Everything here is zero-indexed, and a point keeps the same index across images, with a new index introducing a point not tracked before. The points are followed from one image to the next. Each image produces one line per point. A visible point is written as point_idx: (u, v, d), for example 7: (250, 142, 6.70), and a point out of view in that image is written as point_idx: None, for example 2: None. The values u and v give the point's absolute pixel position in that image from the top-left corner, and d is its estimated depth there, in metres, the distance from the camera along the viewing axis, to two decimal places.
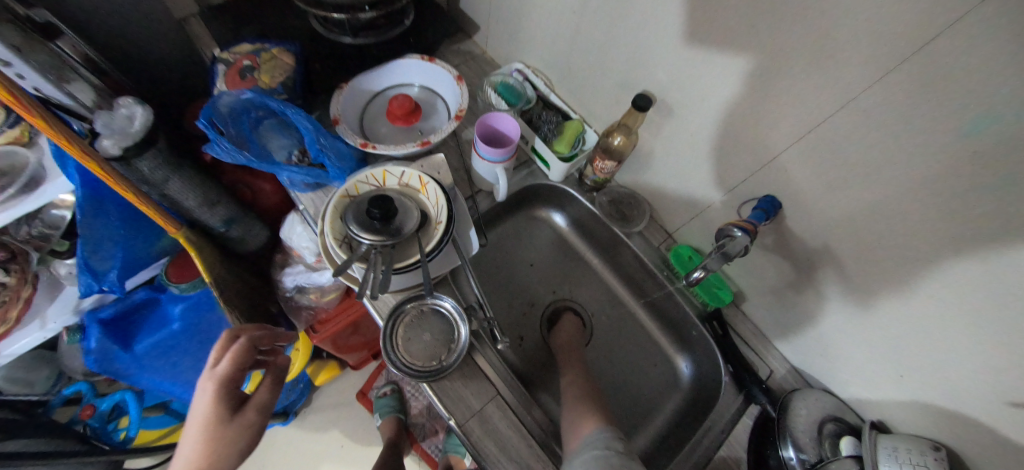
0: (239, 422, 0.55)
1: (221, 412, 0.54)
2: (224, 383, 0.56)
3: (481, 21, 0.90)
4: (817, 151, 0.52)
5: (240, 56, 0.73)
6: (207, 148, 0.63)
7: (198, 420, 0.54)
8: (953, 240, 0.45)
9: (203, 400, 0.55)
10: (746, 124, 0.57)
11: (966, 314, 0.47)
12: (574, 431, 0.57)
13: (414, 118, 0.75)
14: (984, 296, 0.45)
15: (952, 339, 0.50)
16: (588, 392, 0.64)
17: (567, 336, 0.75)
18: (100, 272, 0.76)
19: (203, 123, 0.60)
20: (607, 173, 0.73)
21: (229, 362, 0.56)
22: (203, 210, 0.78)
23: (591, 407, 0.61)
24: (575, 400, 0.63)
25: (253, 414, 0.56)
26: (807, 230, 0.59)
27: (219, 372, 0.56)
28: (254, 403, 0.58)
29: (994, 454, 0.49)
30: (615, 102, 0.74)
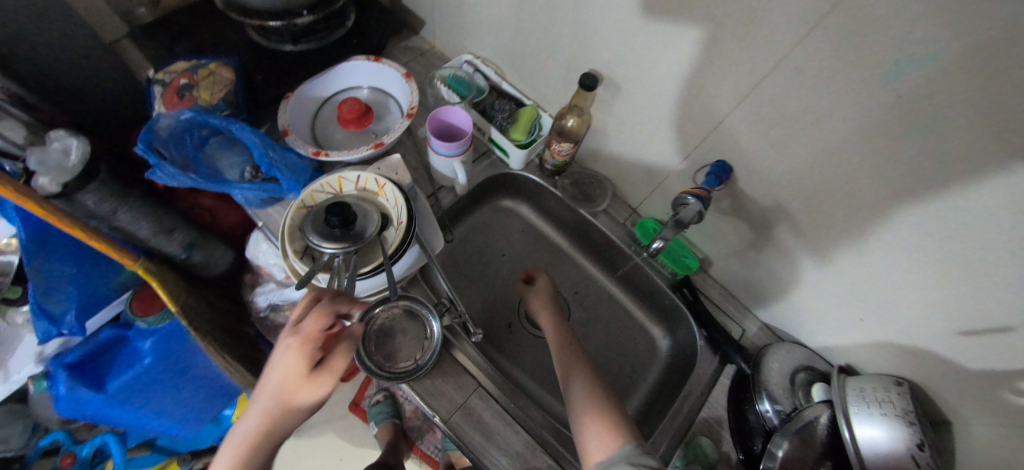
0: (310, 390, 0.48)
1: (299, 376, 0.47)
2: (306, 347, 0.48)
3: (425, 16, 0.88)
4: (759, 110, 0.53)
5: (177, 74, 0.69)
6: (151, 174, 0.61)
7: (273, 384, 0.47)
8: (891, 183, 0.47)
9: (282, 360, 0.48)
10: (691, 93, 0.58)
11: (911, 253, 0.50)
12: (591, 435, 0.51)
13: (366, 121, 0.74)
14: (923, 234, 0.48)
15: (902, 278, 0.52)
16: (592, 377, 0.58)
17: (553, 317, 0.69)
18: (56, 315, 0.73)
19: (142, 148, 0.58)
20: (565, 154, 0.73)
21: (315, 324, 0.48)
22: (159, 238, 0.75)
23: (599, 398, 0.55)
24: (578, 387, 0.57)
25: (329, 383, 0.49)
26: (759, 190, 0.60)
27: (304, 333, 0.48)
28: (329, 370, 0.50)
29: (951, 383, 0.52)
30: (565, 84, 0.74)
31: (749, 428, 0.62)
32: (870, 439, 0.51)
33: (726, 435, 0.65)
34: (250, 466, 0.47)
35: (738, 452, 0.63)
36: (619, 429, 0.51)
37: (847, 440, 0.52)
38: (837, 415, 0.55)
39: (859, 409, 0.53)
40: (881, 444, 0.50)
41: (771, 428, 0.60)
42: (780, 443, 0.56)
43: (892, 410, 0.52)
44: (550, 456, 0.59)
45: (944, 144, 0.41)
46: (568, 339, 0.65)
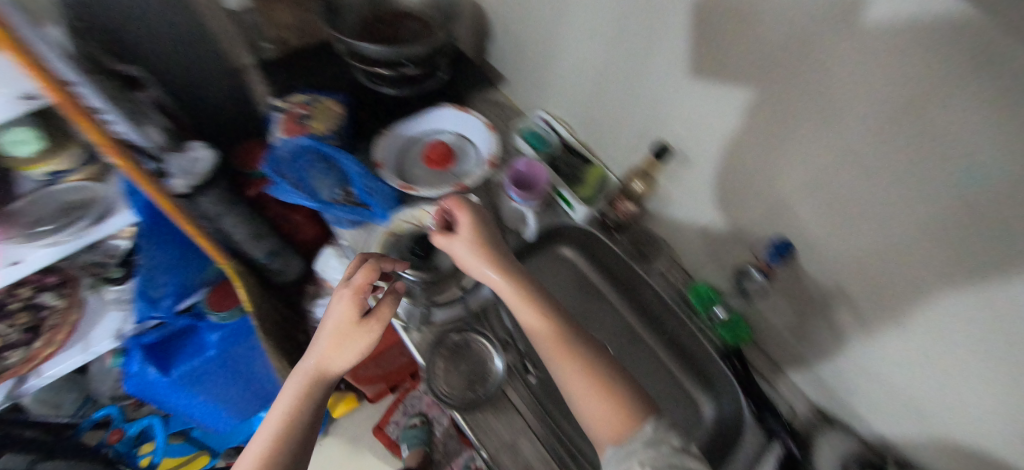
0: (361, 331, 0.56)
1: (351, 318, 0.55)
2: (357, 293, 0.56)
3: (507, 74, 0.98)
4: (824, 201, 0.55)
5: (294, 104, 0.79)
6: (270, 189, 0.70)
7: (330, 327, 0.55)
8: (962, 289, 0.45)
9: (338, 307, 0.56)
10: (758, 172, 0.61)
11: (977, 355, 0.48)
12: (595, 417, 0.46)
13: (449, 162, 0.82)
14: (991, 342, 0.46)
15: (964, 378, 0.51)
16: (572, 350, 0.51)
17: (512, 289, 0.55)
18: (156, 298, 0.85)
19: (269, 170, 0.72)
20: (629, 213, 0.80)
21: (364, 274, 0.57)
22: (249, 242, 0.84)
23: (586, 368, 0.49)
24: (563, 366, 0.50)
25: (377, 325, 0.56)
26: (822, 272, 0.61)
27: (355, 283, 0.57)
28: (377, 316, 0.57)
29: None
30: (634, 150, 0.79)
31: None
32: None
33: None
34: (311, 397, 0.55)
35: None
36: (618, 401, 0.47)
37: None
38: None
39: None
40: None
41: None
42: None
43: None
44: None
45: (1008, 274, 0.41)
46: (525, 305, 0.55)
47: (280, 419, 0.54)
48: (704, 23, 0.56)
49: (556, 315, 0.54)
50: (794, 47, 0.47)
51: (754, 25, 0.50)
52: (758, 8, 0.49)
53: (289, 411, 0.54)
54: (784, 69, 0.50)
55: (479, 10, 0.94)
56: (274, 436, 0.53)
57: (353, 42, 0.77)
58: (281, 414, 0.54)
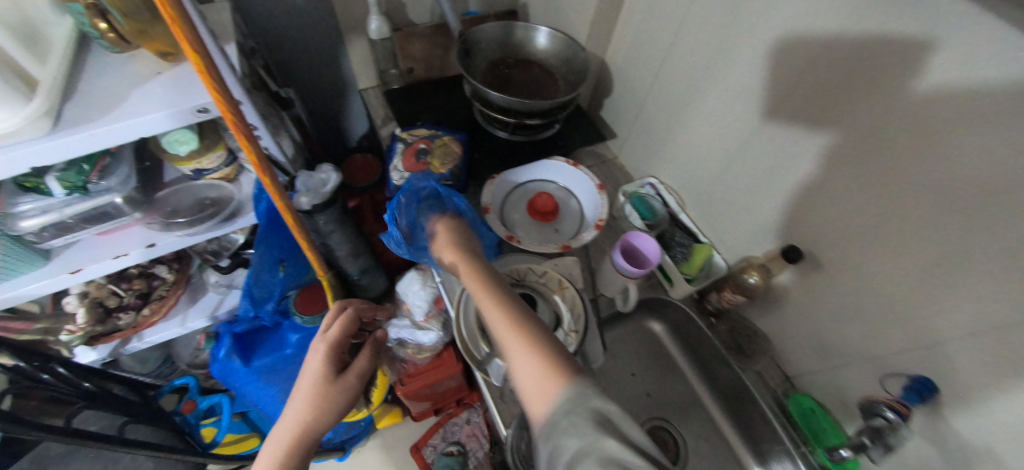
0: (338, 384, 0.63)
1: (329, 371, 0.63)
2: (333, 346, 0.65)
3: (620, 132, 0.97)
4: (993, 360, 0.46)
5: (418, 138, 0.83)
6: (383, 234, 0.75)
7: (309, 376, 0.62)
8: None
9: (314, 361, 0.63)
10: (908, 298, 0.53)
11: None
12: (524, 377, 0.45)
13: (552, 216, 0.81)
14: None
15: None
16: (509, 315, 0.50)
17: (470, 269, 0.58)
18: (258, 300, 0.92)
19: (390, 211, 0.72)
20: (735, 303, 0.74)
21: (339, 328, 0.66)
22: (348, 259, 0.88)
23: (523, 332, 0.48)
24: (500, 330, 0.49)
25: (354, 377, 0.65)
26: (974, 431, 0.50)
27: (330, 337, 0.65)
28: (354, 369, 0.65)
29: None
30: (752, 237, 0.74)
31: None
32: None
33: None
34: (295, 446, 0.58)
35: None
36: (545, 361, 0.45)
37: None
38: None
39: None
40: None
41: None
42: None
43: None
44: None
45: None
46: (477, 278, 0.56)
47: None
48: (873, 136, 0.52)
49: (502, 288, 0.54)
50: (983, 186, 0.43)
51: (941, 152, 0.46)
52: (950, 135, 0.45)
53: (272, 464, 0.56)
54: (962, 205, 0.45)
55: (604, 68, 0.97)
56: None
57: (485, 89, 0.77)
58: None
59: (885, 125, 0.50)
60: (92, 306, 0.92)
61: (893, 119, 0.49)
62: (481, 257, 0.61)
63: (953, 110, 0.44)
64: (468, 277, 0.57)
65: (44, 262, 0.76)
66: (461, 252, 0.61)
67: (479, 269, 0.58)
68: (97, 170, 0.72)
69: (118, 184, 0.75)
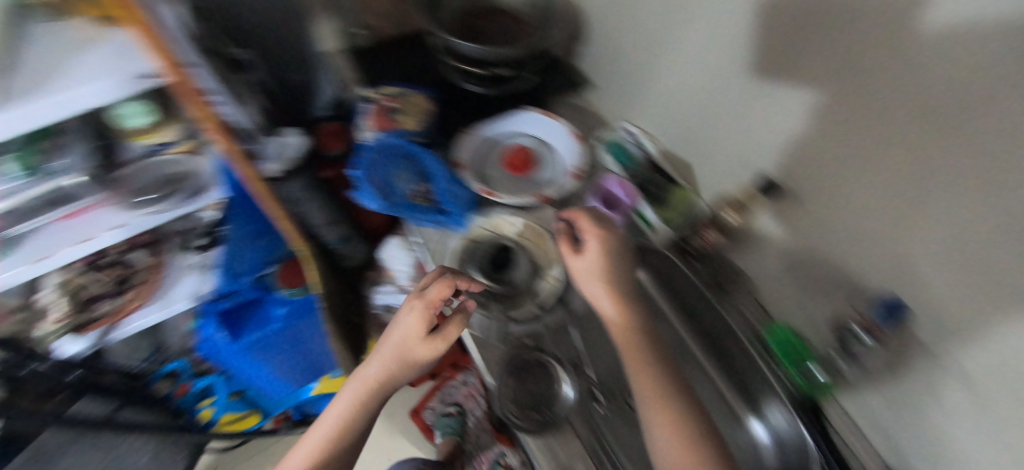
0: (426, 348, 0.59)
1: (419, 334, 0.59)
2: (427, 310, 0.59)
3: (597, 81, 0.94)
4: (959, 282, 0.46)
5: (383, 96, 0.79)
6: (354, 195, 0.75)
7: (399, 332, 0.59)
8: None
9: (407, 318, 0.59)
10: (873, 224, 0.53)
11: None
12: (672, 466, 0.46)
13: (529, 169, 0.81)
14: None
15: None
16: (665, 393, 0.50)
17: (631, 320, 0.56)
18: (236, 273, 0.96)
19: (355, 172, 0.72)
20: (712, 244, 0.75)
21: (436, 292, 0.59)
22: (325, 227, 0.87)
23: (678, 418, 0.48)
24: (650, 406, 0.50)
25: (442, 344, 0.60)
26: (932, 347, 0.52)
27: (427, 299, 0.59)
28: (445, 336, 0.60)
29: None
30: (727, 176, 0.74)
31: None
32: None
33: None
34: (371, 398, 0.60)
35: None
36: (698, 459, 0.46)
37: None
38: None
39: None
40: None
41: None
42: None
43: None
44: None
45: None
46: (636, 334, 0.56)
47: (347, 411, 0.59)
48: (832, 63, 0.50)
49: (657, 354, 0.54)
50: (939, 105, 0.42)
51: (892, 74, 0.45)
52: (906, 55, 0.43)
53: (346, 413, 0.60)
54: (914, 127, 0.44)
55: (576, 13, 0.92)
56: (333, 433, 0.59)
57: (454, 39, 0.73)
58: (338, 414, 0.60)
59: (841, 50, 0.49)
60: (71, 297, 0.94)
61: (852, 42, 0.48)
62: (637, 302, 0.58)
63: (906, 27, 0.42)
64: (621, 325, 0.56)
65: (5, 253, 0.73)
66: (613, 284, 0.58)
67: (635, 323, 0.56)
68: (53, 150, 0.70)
69: (74, 165, 0.71)
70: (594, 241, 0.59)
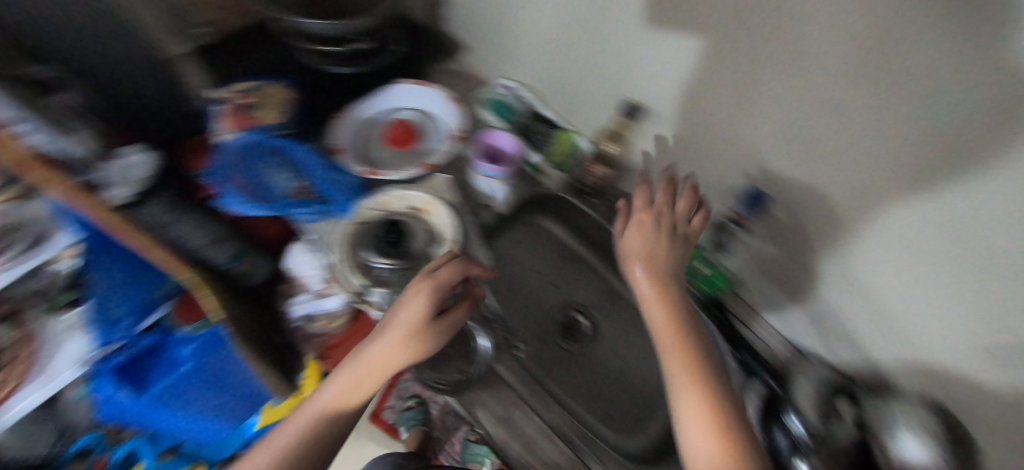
0: (434, 330, 0.55)
1: (427, 316, 0.54)
2: (437, 291, 0.54)
3: (467, 43, 0.93)
4: (799, 152, 0.53)
5: (236, 94, 0.72)
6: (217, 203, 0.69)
7: (406, 315, 0.53)
8: (931, 220, 0.44)
9: (415, 299, 0.54)
10: (731, 118, 0.59)
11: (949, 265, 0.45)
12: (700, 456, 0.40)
13: (413, 141, 0.79)
14: (952, 255, 0.44)
15: (951, 291, 0.47)
16: (701, 373, 0.45)
17: (674, 295, 0.53)
18: (114, 320, 0.84)
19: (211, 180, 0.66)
20: (603, 178, 0.76)
21: (448, 272, 0.56)
22: (208, 248, 0.79)
23: (710, 405, 0.43)
24: (685, 387, 0.44)
25: (445, 330, 0.57)
26: (788, 217, 0.61)
27: (437, 278, 0.55)
28: (450, 320, 0.58)
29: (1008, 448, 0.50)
30: (601, 109, 0.77)
31: None
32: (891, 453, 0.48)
33: None
34: (355, 396, 0.53)
35: None
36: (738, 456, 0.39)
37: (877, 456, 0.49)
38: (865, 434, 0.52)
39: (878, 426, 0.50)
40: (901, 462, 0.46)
41: (787, 459, 0.57)
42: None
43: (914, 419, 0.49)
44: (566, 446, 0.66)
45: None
46: (680, 309, 0.52)
47: (326, 409, 0.52)
48: None
49: (696, 341, 0.49)
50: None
51: None
52: None
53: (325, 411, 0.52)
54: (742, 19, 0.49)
55: None
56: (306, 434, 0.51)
57: (297, 18, 0.68)
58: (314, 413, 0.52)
59: None
60: None
61: None
62: (680, 289, 0.55)
63: None
64: (660, 308, 0.52)
65: None
66: (659, 263, 0.56)
67: (677, 300, 0.53)
68: None
69: None
70: (640, 226, 0.60)
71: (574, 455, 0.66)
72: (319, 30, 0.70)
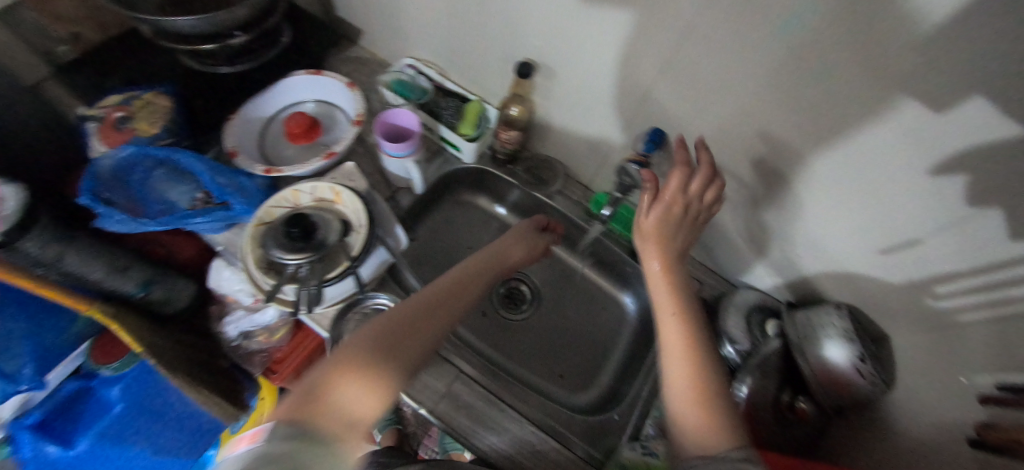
0: (527, 240, 0.71)
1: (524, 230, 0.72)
2: (532, 222, 0.75)
3: (361, 26, 0.90)
4: (693, 76, 0.57)
5: (110, 108, 0.69)
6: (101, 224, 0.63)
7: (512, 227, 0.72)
8: (837, 99, 0.49)
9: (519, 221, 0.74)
10: (622, 58, 0.61)
11: (848, 176, 0.55)
12: (687, 428, 0.44)
13: (315, 132, 0.76)
14: (845, 165, 0.54)
15: (866, 208, 0.57)
16: (693, 350, 0.50)
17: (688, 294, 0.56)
18: (12, 373, 0.71)
19: (86, 199, 0.59)
20: (513, 142, 0.77)
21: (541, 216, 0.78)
22: (113, 278, 0.75)
23: (696, 376, 0.48)
24: (673, 361, 0.50)
25: (531, 251, 0.71)
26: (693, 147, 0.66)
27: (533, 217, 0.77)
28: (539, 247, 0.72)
29: (909, 326, 0.60)
30: (502, 75, 0.77)
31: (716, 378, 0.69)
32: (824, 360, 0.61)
33: None
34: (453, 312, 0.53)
35: None
36: (718, 423, 0.43)
37: (801, 362, 0.62)
38: (791, 344, 0.64)
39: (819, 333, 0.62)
40: (832, 361, 0.59)
41: (734, 366, 0.69)
42: (744, 380, 0.63)
43: (834, 330, 0.61)
44: (515, 411, 0.66)
45: (945, 140, 0.45)
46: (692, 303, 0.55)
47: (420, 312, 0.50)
48: None
49: (701, 334, 0.52)
50: None
51: None
52: None
53: (388, 327, 0.47)
54: None
55: None
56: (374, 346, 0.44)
57: (167, 18, 0.61)
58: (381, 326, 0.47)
59: None
60: None
61: None
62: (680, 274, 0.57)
63: None
64: (668, 300, 0.55)
65: None
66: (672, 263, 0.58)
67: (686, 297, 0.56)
68: None
69: None
70: (666, 211, 0.57)
71: (524, 418, 0.65)
72: (194, 30, 0.66)
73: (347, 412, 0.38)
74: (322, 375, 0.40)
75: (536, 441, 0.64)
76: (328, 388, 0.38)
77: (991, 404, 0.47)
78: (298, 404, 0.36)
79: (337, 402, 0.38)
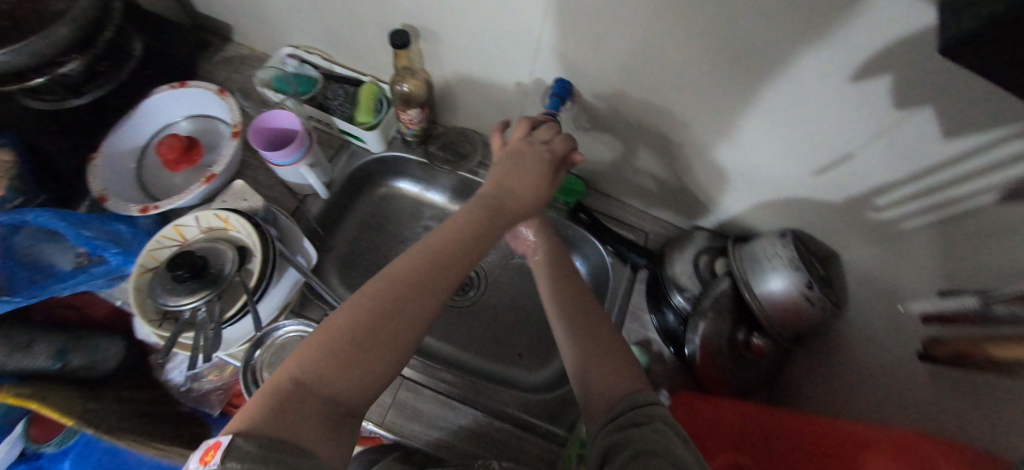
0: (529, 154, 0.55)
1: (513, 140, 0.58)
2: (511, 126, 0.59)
3: (225, 20, 0.79)
4: (577, 13, 0.50)
5: None
6: None
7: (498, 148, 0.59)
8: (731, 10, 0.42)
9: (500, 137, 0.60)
10: (501, 6, 0.53)
11: (752, 104, 0.51)
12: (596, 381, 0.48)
13: (195, 153, 0.68)
14: (761, 88, 0.49)
15: (788, 129, 0.52)
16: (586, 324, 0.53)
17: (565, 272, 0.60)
18: None
19: None
20: (417, 121, 0.69)
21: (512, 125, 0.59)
22: (16, 356, 0.66)
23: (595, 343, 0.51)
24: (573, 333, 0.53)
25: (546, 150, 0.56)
26: (602, 94, 0.60)
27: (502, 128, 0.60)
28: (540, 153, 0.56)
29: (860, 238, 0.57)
30: (387, 49, 0.69)
31: (672, 328, 0.65)
32: (769, 293, 0.56)
33: (654, 336, 0.68)
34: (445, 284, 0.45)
35: (670, 348, 0.66)
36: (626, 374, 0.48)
37: (751, 298, 0.58)
38: (737, 283, 0.60)
39: (756, 271, 0.58)
40: (776, 295, 0.56)
41: (686, 315, 0.64)
42: (697, 326, 0.59)
43: (780, 260, 0.57)
44: (470, 406, 0.62)
45: (859, 43, 0.40)
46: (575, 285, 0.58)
47: (400, 291, 0.43)
48: None
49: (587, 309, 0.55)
50: None
51: None
52: None
53: (359, 325, 0.40)
54: None
55: None
56: (338, 356, 0.38)
57: None
58: (345, 325, 0.40)
59: None
60: None
61: None
62: (567, 263, 0.62)
63: None
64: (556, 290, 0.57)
65: None
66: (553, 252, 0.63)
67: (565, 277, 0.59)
68: None
69: None
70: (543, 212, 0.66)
71: (479, 410, 0.62)
72: (17, 63, 0.55)
73: (315, 423, 0.35)
74: (281, 398, 0.35)
75: (497, 432, 0.61)
76: (285, 409, 0.35)
77: (934, 322, 0.45)
78: (256, 428, 0.32)
79: (299, 426, 0.34)
